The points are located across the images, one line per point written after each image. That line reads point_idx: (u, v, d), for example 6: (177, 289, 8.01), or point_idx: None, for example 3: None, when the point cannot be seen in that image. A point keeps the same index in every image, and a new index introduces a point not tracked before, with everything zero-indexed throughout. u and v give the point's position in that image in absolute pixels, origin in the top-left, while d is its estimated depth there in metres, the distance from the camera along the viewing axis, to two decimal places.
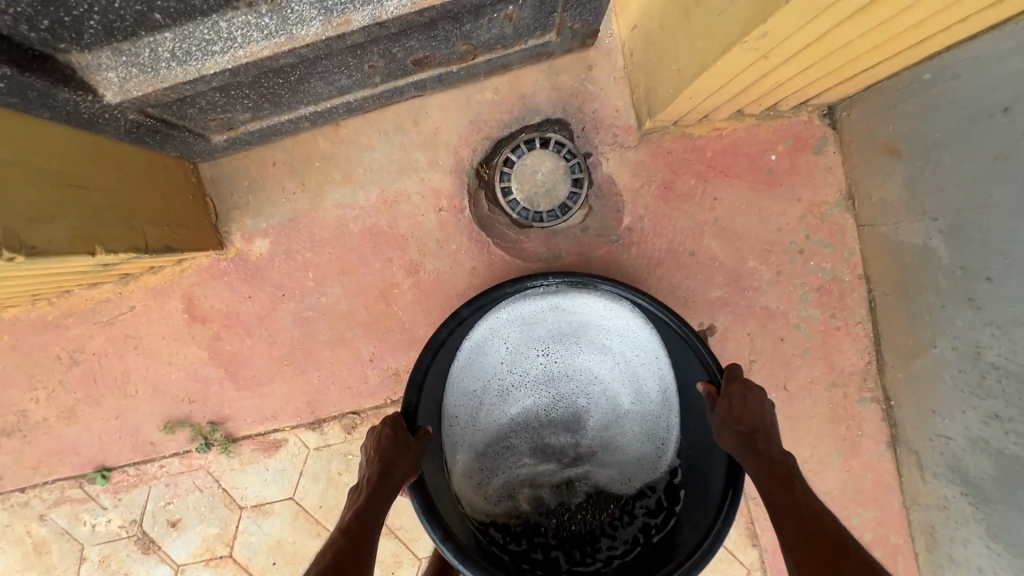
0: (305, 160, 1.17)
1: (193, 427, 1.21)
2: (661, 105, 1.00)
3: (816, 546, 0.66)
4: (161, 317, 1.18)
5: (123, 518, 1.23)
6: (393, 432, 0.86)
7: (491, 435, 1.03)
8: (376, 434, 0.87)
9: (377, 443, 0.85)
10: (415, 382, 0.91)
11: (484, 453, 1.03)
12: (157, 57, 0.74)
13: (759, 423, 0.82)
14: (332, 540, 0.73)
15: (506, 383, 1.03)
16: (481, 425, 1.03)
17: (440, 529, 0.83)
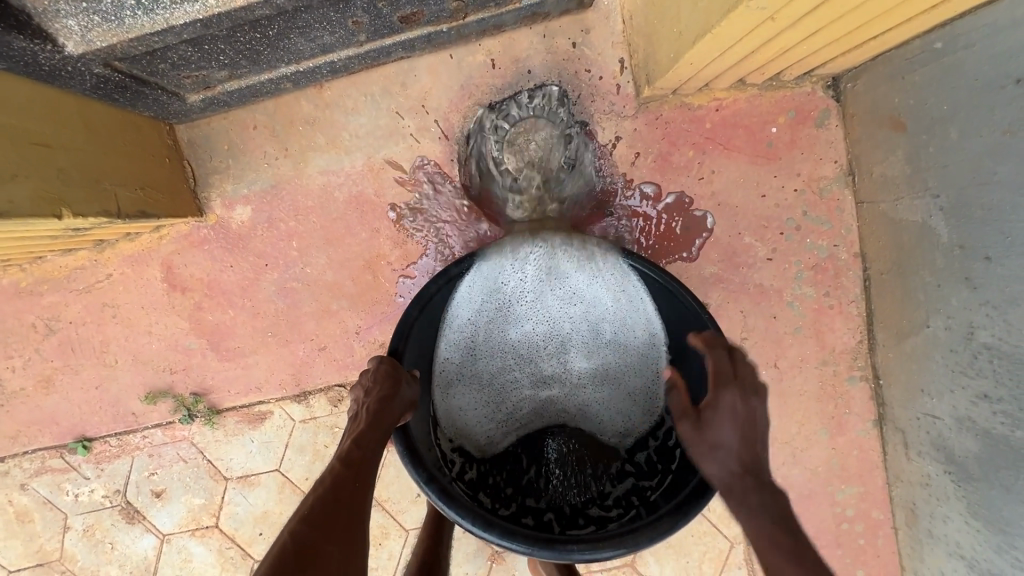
0: (288, 123, 1.12)
1: (176, 398, 1.19)
2: (661, 72, 0.95)
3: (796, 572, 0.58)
4: (139, 286, 1.15)
5: (106, 488, 1.22)
6: (390, 369, 0.76)
7: (479, 394, 0.92)
8: (370, 368, 0.77)
9: (372, 374, 0.76)
10: (401, 328, 0.81)
11: (468, 415, 0.91)
12: (121, 4, 0.69)
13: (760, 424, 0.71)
14: (331, 467, 0.69)
15: (494, 340, 0.93)
16: (468, 384, 0.92)
17: (424, 470, 0.73)
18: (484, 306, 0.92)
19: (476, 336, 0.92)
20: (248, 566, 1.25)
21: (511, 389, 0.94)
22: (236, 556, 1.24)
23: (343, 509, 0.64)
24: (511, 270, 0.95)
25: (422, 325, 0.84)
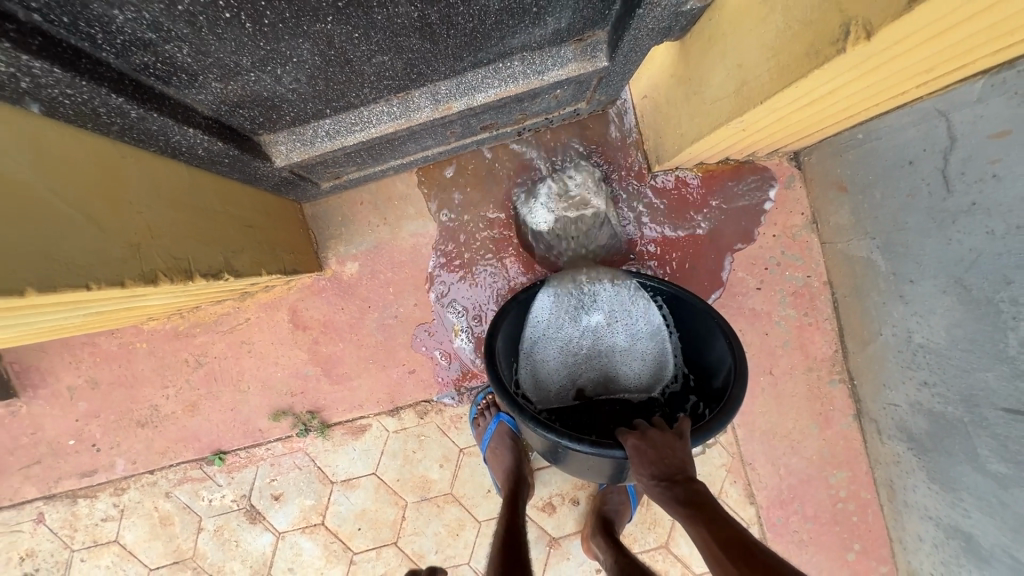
0: (386, 199, 1.48)
1: (295, 416, 1.49)
2: (668, 156, 1.32)
3: (710, 520, 0.82)
4: (270, 327, 1.47)
5: (235, 493, 1.50)
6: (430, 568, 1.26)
7: (544, 382, 1.24)
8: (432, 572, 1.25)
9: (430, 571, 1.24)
10: (496, 329, 1.13)
11: (539, 397, 1.23)
12: (316, 135, 1.05)
13: (685, 462, 0.93)
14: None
15: (551, 345, 1.24)
16: (536, 375, 1.23)
17: (526, 413, 1.03)
18: (543, 321, 1.24)
19: (539, 342, 1.24)
20: (348, 558, 1.50)
21: (563, 388, 1.25)
22: (339, 550, 1.50)
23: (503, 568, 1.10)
24: (560, 297, 1.25)
25: (506, 334, 1.17)
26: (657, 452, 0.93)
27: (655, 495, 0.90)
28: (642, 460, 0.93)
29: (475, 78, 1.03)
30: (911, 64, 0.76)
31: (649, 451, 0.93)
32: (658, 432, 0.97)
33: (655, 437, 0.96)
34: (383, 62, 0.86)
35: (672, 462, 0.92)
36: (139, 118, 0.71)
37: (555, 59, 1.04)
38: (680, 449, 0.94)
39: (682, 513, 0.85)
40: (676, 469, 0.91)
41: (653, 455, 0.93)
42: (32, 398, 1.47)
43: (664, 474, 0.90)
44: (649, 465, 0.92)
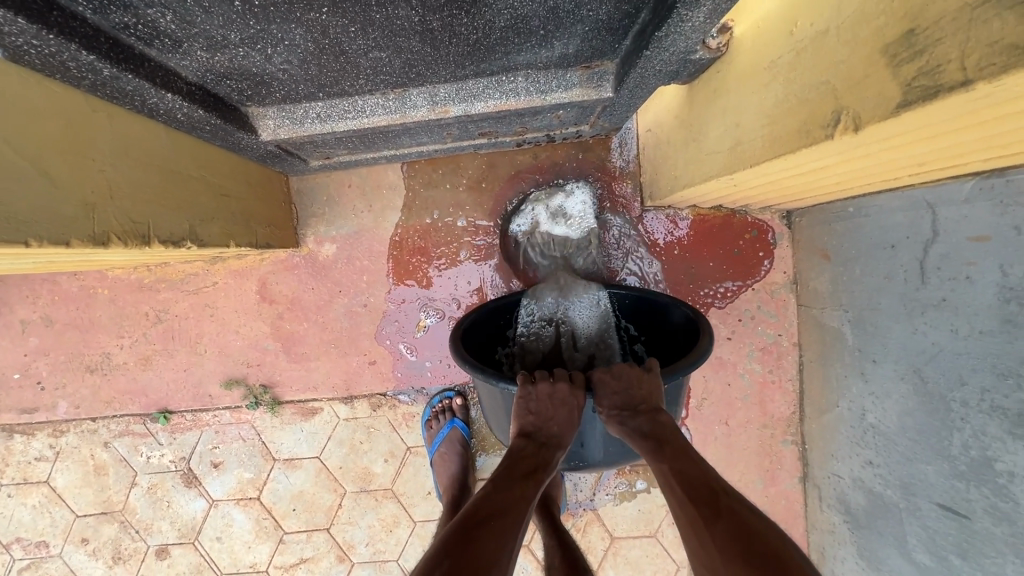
0: (375, 186, 1.46)
1: (247, 387, 1.47)
2: (661, 193, 1.31)
3: (674, 454, 0.84)
4: (237, 295, 1.45)
5: (175, 455, 1.48)
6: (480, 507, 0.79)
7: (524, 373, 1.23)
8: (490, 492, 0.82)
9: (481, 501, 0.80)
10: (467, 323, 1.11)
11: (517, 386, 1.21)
12: (307, 116, 1.02)
13: (652, 395, 0.93)
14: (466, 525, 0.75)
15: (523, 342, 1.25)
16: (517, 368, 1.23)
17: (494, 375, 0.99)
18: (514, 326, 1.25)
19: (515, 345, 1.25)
20: (278, 536, 1.50)
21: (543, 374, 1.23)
22: (269, 528, 1.50)
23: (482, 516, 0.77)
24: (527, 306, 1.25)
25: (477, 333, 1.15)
26: (627, 383, 0.94)
27: (617, 424, 0.91)
28: (607, 392, 0.94)
29: (476, 88, 1.01)
30: (903, 157, 0.75)
31: (616, 382, 0.94)
32: (624, 366, 0.97)
33: (622, 371, 0.96)
34: (380, 58, 0.85)
35: (635, 395, 0.93)
36: (112, 76, 0.69)
37: (560, 82, 1.02)
38: (647, 382, 0.93)
39: (644, 444, 0.87)
40: (640, 400, 0.92)
41: (621, 387, 0.94)
42: None
43: (627, 405, 0.92)
44: (615, 395, 0.93)
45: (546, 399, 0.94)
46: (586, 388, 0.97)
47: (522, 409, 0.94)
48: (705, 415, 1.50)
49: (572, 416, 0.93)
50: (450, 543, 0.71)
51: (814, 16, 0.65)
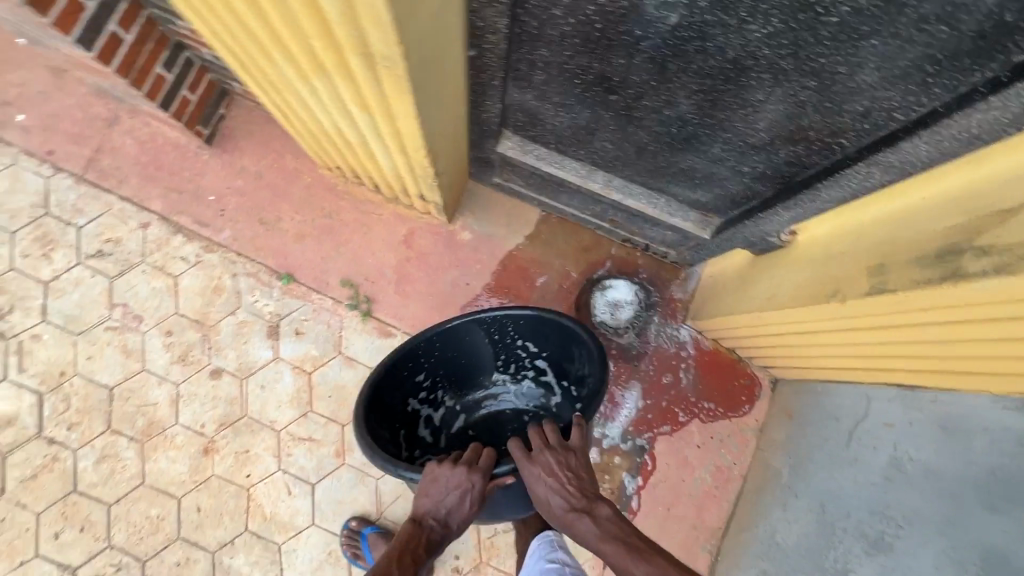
0: (518, 214, 2.00)
1: (355, 292, 1.90)
2: (701, 316, 1.85)
3: (629, 539, 1.08)
4: (390, 229, 1.94)
5: (274, 309, 1.87)
6: None
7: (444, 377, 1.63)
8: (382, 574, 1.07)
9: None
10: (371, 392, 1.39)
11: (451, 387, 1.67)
12: (530, 152, 1.60)
13: (585, 477, 1.21)
14: None
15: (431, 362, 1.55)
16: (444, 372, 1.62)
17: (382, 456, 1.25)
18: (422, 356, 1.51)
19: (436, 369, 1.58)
20: (305, 409, 1.83)
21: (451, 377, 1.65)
22: (304, 401, 1.82)
23: None
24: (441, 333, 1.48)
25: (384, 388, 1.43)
26: (564, 477, 1.20)
27: (559, 512, 1.18)
28: (546, 479, 1.20)
29: (635, 190, 1.59)
30: (861, 343, 1.27)
31: (554, 476, 1.20)
32: (558, 451, 1.23)
33: (554, 458, 1.21)
34: (604, 146, 1.42)
35: (574, 478, 1.20)
36: (492, 83, 1.26)
37: (683, 213, 1.60)
38: (576, 465, 1.22)
39: (596, 532, 1.11)
40: (579, 483, 1.19)
41: (557, 473, 1.20)
42: (213, 155, 1.91)
43: (571, 490, 1.18)
44: (546, 484, 1.19)
45: (440, 481, 1.21)
46: (487, 473, 1.24)
47: (419, 500, 1.22)
48: (656, 494, 1.86)
49: (463, 498, 1.21)
50: None
51: (840, 244, 1.21)
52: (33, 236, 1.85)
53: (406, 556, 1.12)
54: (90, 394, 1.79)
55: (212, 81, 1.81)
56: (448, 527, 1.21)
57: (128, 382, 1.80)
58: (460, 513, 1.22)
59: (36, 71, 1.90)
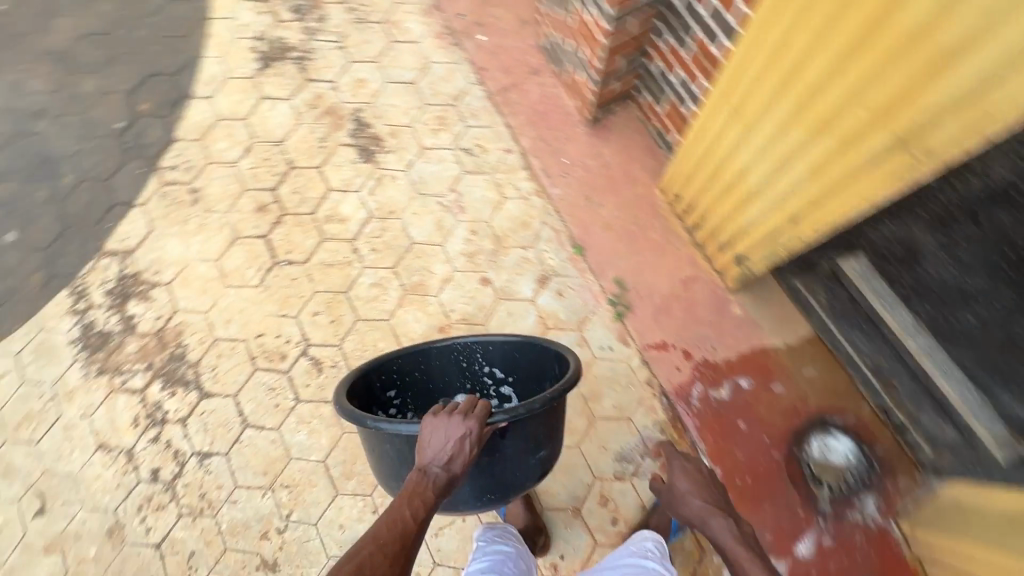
0: (792, 320, 2.02)
1: (620, 293, 2.09)
2: (933, 528, 1.70)
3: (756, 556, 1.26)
4: (677, 264, 2.11)
5: (553, 266, 2.14)
6: (388, 527, 1.08)
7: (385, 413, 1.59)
8: (389, 517, 1.10)
9: (383, 526, 1.08)
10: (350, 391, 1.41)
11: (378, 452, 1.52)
12: (873, 286, 1.80)
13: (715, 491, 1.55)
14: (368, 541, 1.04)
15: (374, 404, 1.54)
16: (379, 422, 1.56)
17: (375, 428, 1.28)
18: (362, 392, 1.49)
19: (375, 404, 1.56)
20: None
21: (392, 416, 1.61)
22: None
23: (394, 535, 1.07)
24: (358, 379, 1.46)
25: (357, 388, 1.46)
26: (703, 485, 1.53)
27: (696, 513, 1.47)
28: (689, 477, 1.56)
29: (951, 371, 1.70)
30: None
31: (695, 477, 1.56)
32: (700, 473, 1.58)
33: (697, 471, 1.59)
34: (965, 316, 1.65)
35: (713, 494, 1.51)
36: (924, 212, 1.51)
37: (989, 420, 1.64)
38: (711, 484, 1.55)
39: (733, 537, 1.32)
40: (719, 495, 1.51)
41: (700, 483, 1.54)
42: (586, 133, 2.27)
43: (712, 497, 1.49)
44: (690, 489, 1.53)
45: (441, 429, 1.20)
46: (484, 424, 1.23)
47: (422, 450, 1.21)
48: None
49: (463, 444, 1.19)
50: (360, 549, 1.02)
51: None
52: (435, 116, 2.34)
53: (415, 500, 1.14)
54: (398, 240, 2.20)
55: (632, 82, 2.16)
56: (438, 490, 1.17)
57: (426, 249, 2.18)
58: (456, 471, 1.19)
59: (512, 16, 2.45)
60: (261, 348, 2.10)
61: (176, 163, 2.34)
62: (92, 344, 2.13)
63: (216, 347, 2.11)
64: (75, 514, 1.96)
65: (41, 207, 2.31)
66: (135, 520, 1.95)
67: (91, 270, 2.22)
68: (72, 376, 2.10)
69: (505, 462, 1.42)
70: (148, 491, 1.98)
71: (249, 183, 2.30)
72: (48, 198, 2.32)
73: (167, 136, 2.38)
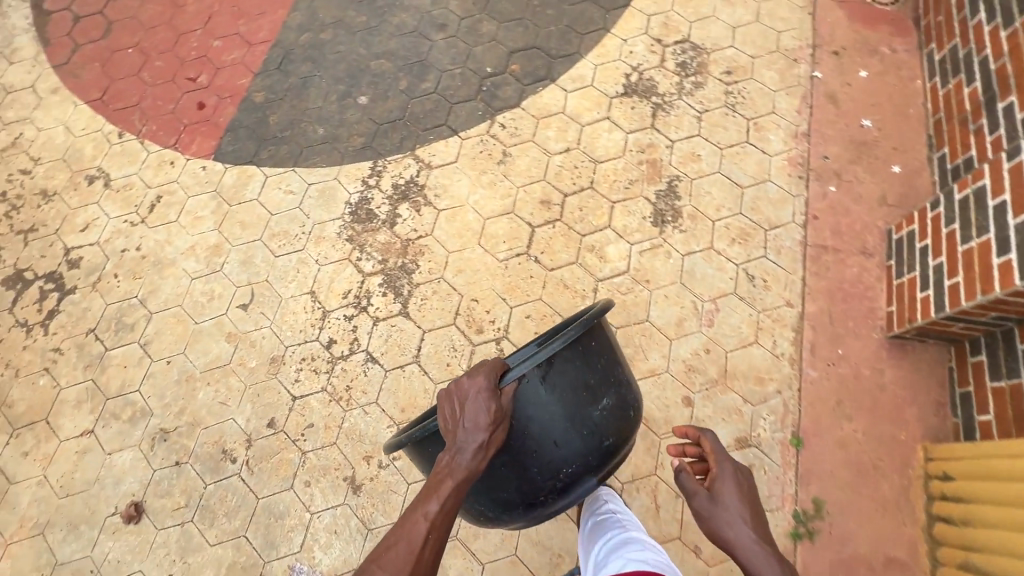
0: None
1: (812, 516, 1.83)
2: None
3: None
4: (892, 536, 1.79)
5: (761, 437, 1.94)
6: (415, 512, 1.08)
7: None
8: (416, 505, 1.09)
9: (412, 514, 1.08)
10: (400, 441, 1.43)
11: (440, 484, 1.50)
12: None
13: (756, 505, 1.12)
14: (395, 534, 1.05)
15: None
16: None
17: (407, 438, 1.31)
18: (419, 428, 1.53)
19: None
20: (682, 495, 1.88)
21: None
22: None
23: (421, 523, 1.06)
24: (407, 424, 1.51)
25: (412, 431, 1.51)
26: (744, 504, 1.11)
27: (745, 544, 1.04)
28: (733, 496, 1.12)
29: None
30: None
31: (738, 495, 1.12)
32: (735, 483, 1.14)
33: (742, 486, 1.14)
34: None
35: (753, 518, 1.09)
36: None
37: None
38: (750, 495, 1.13)
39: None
40: (756, 513, 1.10)
41: (741, 498, 1.12)
42: (880, 343, 2.03)
43: (755, 518, 1.09)
44: (739, 513, 1.09)
45: (459, 402, 1.18)
46: (498, 389, 1.20)
47: (445, 429, 1.19)
48: None
49: (482, 407, 1.16)
50: (384, 544, 1.03)
51: None
52: (741, 226, 2.26)
53: (440, 484, 1.12)
54: (635, 308, 2.15)
55: (976, 334, 1.85)
56: (471, 466, 1.14)
57: (653, 332, 2.11)
58: (492, 436, 1.18)
59: (875, 188, 2.28)
60: (467, 310, 2.19)
61: (506, 122, 2.54)
62: (357, 213, 2.40)
63: (436, 283, 2.24)
64: (261, 328, 2.22)
65: (395, 92, 2.66)
66: (292, 366, 2.15)
67: (394, 160, 2.50)
68: (329, 227, 2.38)
69: (560, 428, 1.29)
70: (315, 352, 2.17)
71: (549, 175, 2.41)
72: (403, 89, 2.66)
73: (514, 99, 2.60)
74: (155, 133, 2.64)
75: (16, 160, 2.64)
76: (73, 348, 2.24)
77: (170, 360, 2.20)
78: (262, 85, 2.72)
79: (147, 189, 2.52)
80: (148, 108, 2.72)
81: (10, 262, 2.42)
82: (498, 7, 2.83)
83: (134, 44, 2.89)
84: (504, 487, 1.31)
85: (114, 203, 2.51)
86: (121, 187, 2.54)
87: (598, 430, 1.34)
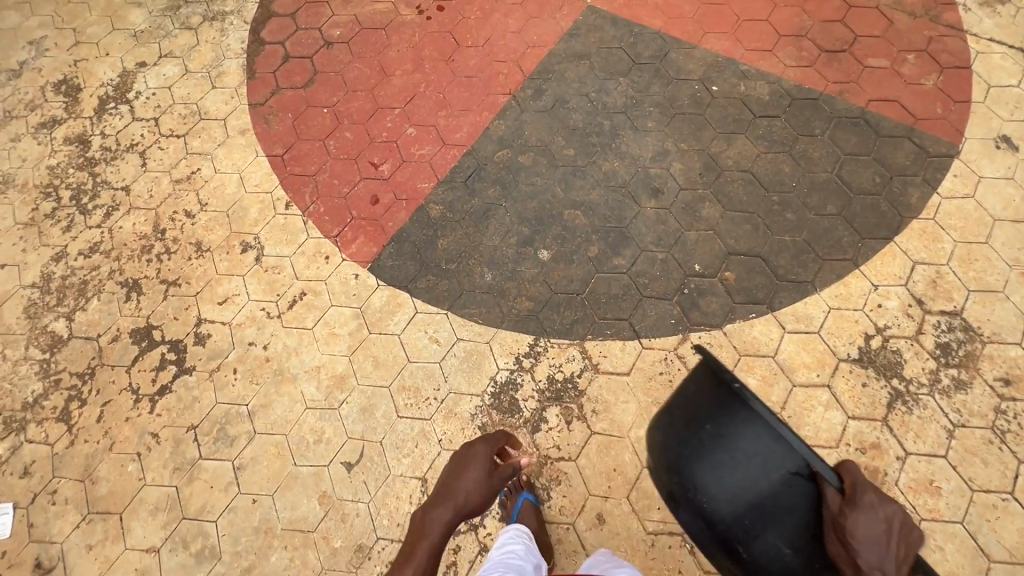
0: None
1: None
2: None
3: None
4: None
5: None
6: (410, 547, 1.38)
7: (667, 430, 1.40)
8: (415, 551, 1.36)
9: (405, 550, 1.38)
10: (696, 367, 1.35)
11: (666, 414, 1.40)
12: None
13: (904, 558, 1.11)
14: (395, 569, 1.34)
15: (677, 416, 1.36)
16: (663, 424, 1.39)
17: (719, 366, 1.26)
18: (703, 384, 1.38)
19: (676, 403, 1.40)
20: None
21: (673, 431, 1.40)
22: None
23: (410, 549, 1.37)
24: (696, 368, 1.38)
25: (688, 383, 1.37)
26: (889, 532, 1.12)
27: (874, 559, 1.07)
28: (883, 514, 1.12)
29: None
30: None
31: (882, 515, 1.13)
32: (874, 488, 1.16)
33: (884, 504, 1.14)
34: None
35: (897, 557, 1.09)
36: None
37: None
38: (883, 504, 1.14)
39: None
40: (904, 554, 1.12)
41: (888, 528, 1.13)
42: None
43: (882, 530, 1.10)
44: (879, 515, 1.12)
45: (463, 457, 1.52)
46: (484, 449, 1.53)
47: (444, 477, 1.50)
48: None
49: (472, 459, 1.51)
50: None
51: None
52: None
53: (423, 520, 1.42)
54: None
55: None
56: (444, 525, 1.39)
57: None
58: (475, 498, 1.46)
59: None
60: None
61: (700, 345, 2.11)
62: (499, 399, 2.07)
63: (563, 529, 1.88)
64: (357, 502, 1.95)
65: (581, 258, 2.30)
66: (377, 567, 1.86)
67: (557, 345, 2.15)
68: (464, 403, 2.07)
69: (767, 507, 1.15)
70: None
71: None
72: (592, 257, 2.30)
73: (717, 317, 2.16)
74: (321, 217, 2.46)
75: (185, 197, 2.56)
76: (170, 441, 2.08)
77: (256, 499, 1.97)
78: (441, 198, 2.46)
79: (294, 279, 2.34)
80: (322, 183, 2.54)
81: (144, 313, 2.32)
82: (727, 189, 2.40)
83: (331, 105, 2.74)
84: (690, 465, 1.24)
85: (258, 283, 2.34)
86: (270, 267, 2.37)
87: (795, 536, 1.15)
